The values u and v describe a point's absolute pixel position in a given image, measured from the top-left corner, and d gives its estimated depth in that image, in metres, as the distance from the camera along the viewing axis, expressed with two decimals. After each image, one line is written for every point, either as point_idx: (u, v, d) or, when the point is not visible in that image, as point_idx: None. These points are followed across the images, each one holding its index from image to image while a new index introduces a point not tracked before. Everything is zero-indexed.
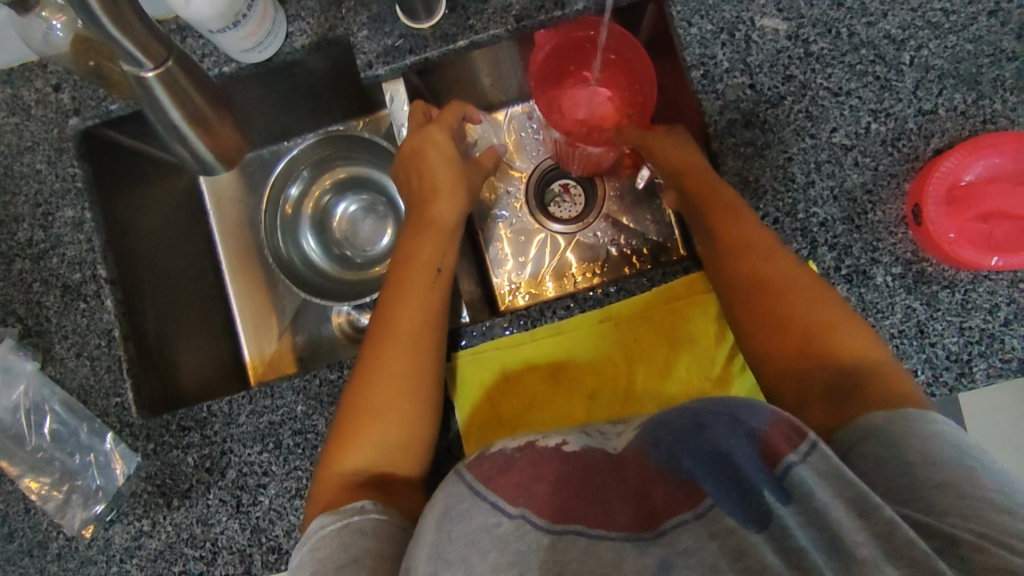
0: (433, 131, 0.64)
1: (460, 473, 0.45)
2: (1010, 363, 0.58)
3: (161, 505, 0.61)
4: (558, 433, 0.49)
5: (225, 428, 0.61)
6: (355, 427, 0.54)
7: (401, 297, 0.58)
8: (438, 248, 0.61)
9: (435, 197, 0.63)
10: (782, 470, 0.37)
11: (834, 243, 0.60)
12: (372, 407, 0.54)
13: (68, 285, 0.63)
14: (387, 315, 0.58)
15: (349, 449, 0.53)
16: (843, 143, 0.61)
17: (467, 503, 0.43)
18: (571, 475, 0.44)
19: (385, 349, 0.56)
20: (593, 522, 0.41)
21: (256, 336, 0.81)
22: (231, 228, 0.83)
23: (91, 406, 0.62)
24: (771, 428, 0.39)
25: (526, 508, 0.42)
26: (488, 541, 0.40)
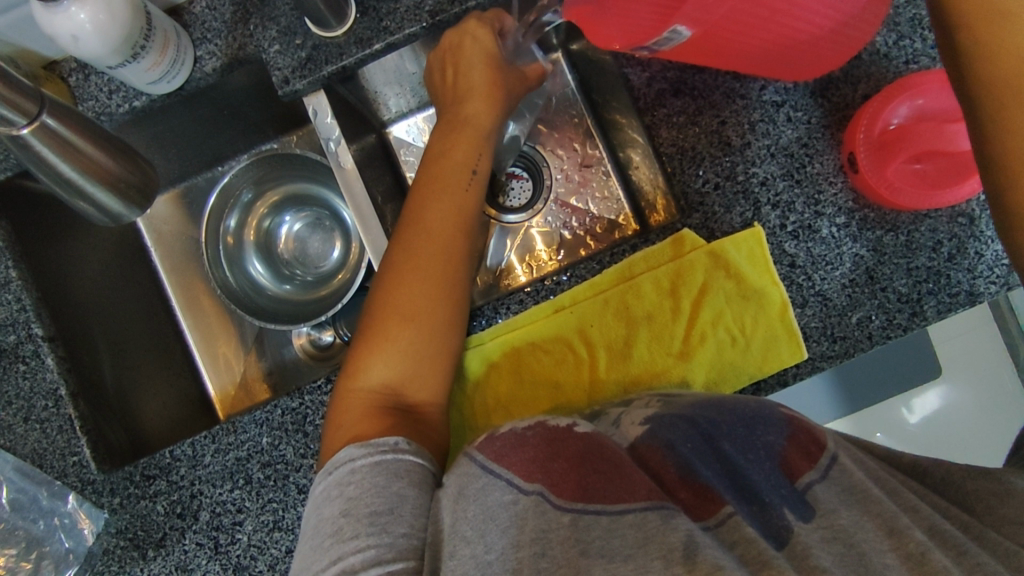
0: (473, 25, 0.59)
1: (472, 455, 0.45)
2: (957, 297, 0.59)
3: (137, 558, 0.59)
4: (568, 416, 0.47)
5: (192, 470, 0.60)
6: (389, 326, 0.54)
7: (436, 192, 0.59)
8: (473, 148, 0.61)
9: (468, 97, 0.62)
10: (804, 486, 0.43)
11: (776, 201, 0.60)
12: (406, 309, 0.54)
13: (4, 349, 0.60)
14: (417, 214, 0.58)
15: (376, 356, 0.54)
16: (774, 100, 0.60)
17: (481, 482, 0.43)
18: (587, 453, 0.43)
19: (417, 248, 0.56)
20: (612, 499, 0.41)
21: (218, 372, 0.79)
22: (176, 262, 0.81)
23: (48, 469, 0.60)
24: (789, 444, 0.45)
25: (543, 486, 0.42)
26: (506, 518, 0.41)
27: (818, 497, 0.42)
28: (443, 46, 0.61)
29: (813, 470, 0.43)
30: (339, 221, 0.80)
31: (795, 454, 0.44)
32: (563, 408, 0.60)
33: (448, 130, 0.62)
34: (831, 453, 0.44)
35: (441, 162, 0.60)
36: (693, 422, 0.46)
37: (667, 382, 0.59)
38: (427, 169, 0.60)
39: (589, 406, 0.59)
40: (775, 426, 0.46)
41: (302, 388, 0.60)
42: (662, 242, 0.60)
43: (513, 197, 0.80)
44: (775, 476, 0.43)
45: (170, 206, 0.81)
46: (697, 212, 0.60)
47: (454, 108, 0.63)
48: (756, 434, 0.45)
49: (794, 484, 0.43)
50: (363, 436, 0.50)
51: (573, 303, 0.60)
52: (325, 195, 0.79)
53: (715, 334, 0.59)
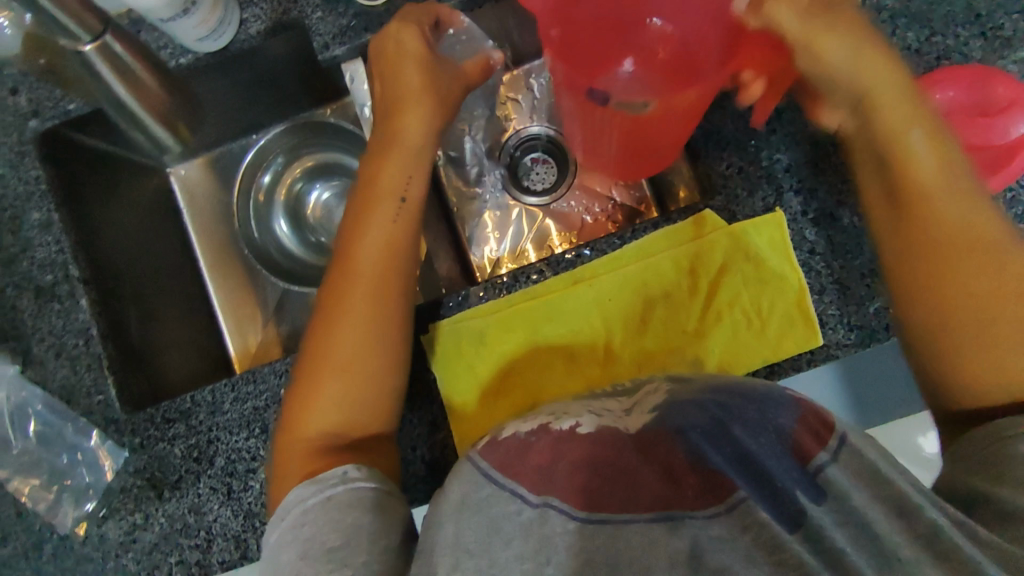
0: (400, 32, 0.59)
1: (475, 462, 0.46)
2: None
3: (152, 497, 0.61)
4: (572, 415, 0.48)
5: (210, 416, 0.62)
6: (328, 366, 0.54)
7: (369, 224, 0.58)
8: (402, 173, 0.59)
9: (401, 111, 0.60)
10: (816, 468, 0.38)
11: (799, 188, 0.60)
12: (344, 348, 0.54)
13: (40, 287, 0.62)
14: (346, 253, 0.57)
15: (314, 402, 0.54)
16: (801, 89, 0.61)
17: (486, 491, 0.43)
18: (592, 456, 0.43)
19: (349, 289, 0.56)
20: (618, 507, 0.41)
21: (240, 332, 0.81)
22: (205, 224, 0.83)
23: (75, 405, 0.62)
24: (798, 426, 0.41)
25: (548, 496, 0.41)
26: (510, 529, 0.41)
27: (830, 479, 0.38)
28: (376, 59, 0.61)
29: (823, 450, 0.39)
30: None
31: (808, 434, 0.40)
32: (577, 383, 0.61)
33: (376, 157, 0.60)
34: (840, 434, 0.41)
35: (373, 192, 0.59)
36: (709, 403, 0.44)
37: (683, 359, 0.60)
38: (359, 201, 0.59)
39: (602, 383, 0.60)
40: (789, 410, 0.43)
41: None
42: (683, 222, 0.61)
43: (535, 180, 0.82)
44: (785, 460, 0.39)
45: (204, 169, 0.84)
46: (720, 195, 0.61)
47: (379, 135, 0.61)
48: (766, 415, 0.43)
49: (805, 466, 0.38)
50: (314, 471, 0.50)
51: (592, 276, 0.61)
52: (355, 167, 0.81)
53: (732, 313, 0.60)
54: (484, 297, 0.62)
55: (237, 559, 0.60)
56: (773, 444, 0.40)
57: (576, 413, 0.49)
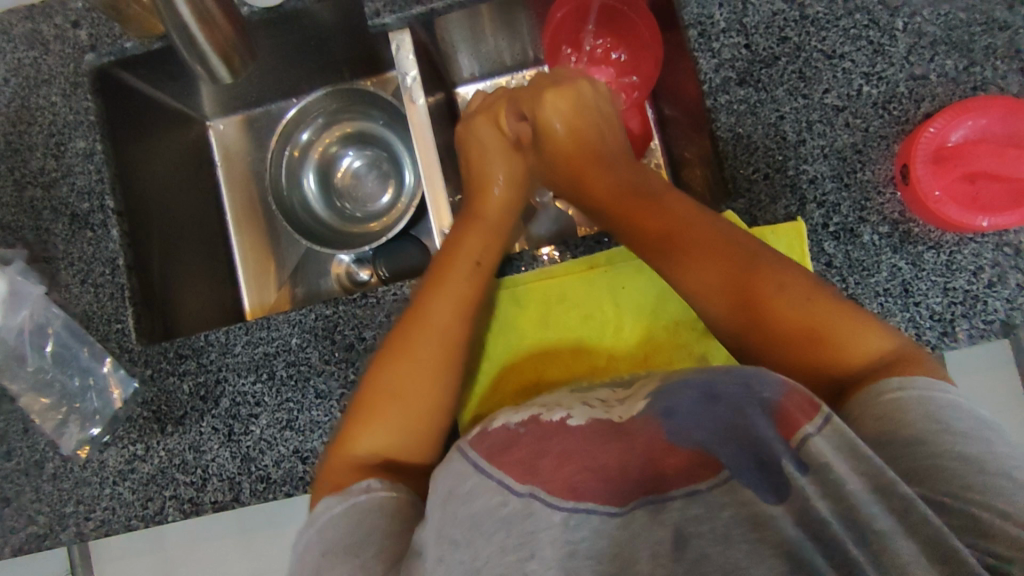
0: (479, 119, 0.69)
1: (465, 452, 0.47)
2: (992, 324, 0.59)
3: (155, 430, 0.62)
4: (563, 408, 0.50)
5: (221, 356, 0.63)
6: (375, 409, 0.54)
7: (445, 287, 0.58)
8: (482, 244, 0.62)
9: (489, 188, 0.66)
10: (800, 440, 0.41)
11: (822, 200, 0.61)
12: (399, 386, 0.54)
13: (75, 214, 0.64)
14: (418, 305, 0.58)
15: (364, 430, 0.53)
16: (834, 104, 0.62)
17: (470, 483, 0.45)
18: (574, 449, 0.46)
19: (417, 342, 0.56)
20: (601, 498, 0.44)
21: (258, 288, 0.84)
22: (237, 179, 0.86)
23: (93, 330, 0.64)
24: (786, 399, 0.42)
25: (534, 487, 0.44)
26: (493, 523, 0.43)
27: (814, 451, 0.40)
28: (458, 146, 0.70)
29: (809, 424, 0.41)
30: (396, 166, 0.84)
31: (795, 404, 0.42)
32: (578, 374, 0.61)
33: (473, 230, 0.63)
34: (825, 411, 0.42)
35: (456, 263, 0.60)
36: (696, 383, 0.46)
37: (687, 354, 0.60)
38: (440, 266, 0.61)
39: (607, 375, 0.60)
40: (768, 378, 0.43)
41: (337, 299, 0.63)
42: None
43: None
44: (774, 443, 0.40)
45: (240, 128, 0.86)
46: (743, 197, 0.62)
47: (468, 209, 0.66)
48: (752, 391, 0.43)
49: (787, 438, 0.41)
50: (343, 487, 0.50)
51: (609, 263, 0.62)
52: (389, 138, 0.83)
53: None
54: (503, 271, 0.64)
55: (229, 502, 0.61)
56: (765, 421, 0.42)
57: (568, 406, 0.50)
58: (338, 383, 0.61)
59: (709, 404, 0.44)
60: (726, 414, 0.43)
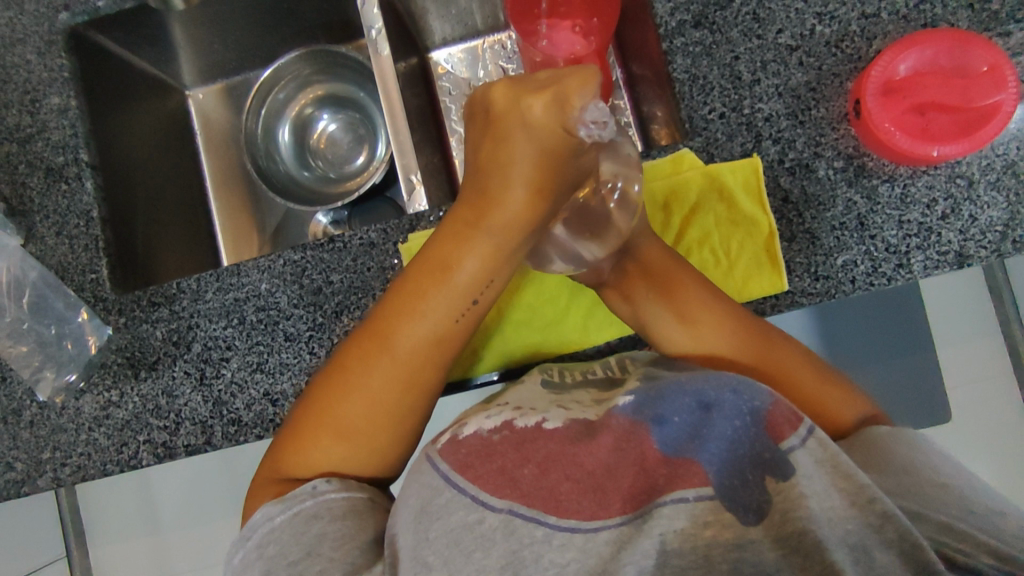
0: (532, 98, 0.44)
1: (436, 464, 0.48)
2: (946, 256, 0.60)
3: (129, 376, 0.64)
4: (538, 413, 0.51)
5: (193, 303, 0.64)
6: (326, 424, 0.52)
7: (422, 313, 0.52)
8: (483, 270, 0.52)
9: (513, 182, 0.49)
10: (787, 448, 0.43)
11: (777, 137, 0.62)
12: (348, 422, 0.52)
13: (51, 167, 0.66)
14: (388, 330, 0.52)
15: (312, 452, 0.52)
16: (788, 44, 0.63)
17: (445, 497, 0.46)
18: (554, 457, 0.46)
19: (377, 380, 0.52)
20: (586, 515, 0.43)
21: (236, 252, 0.86)
22: (216, 145, 0.89)
23: (69, 281, 0.65)
24: (776, 409, 0.44)
25: (513, 503, 0.45)
26: (470, 541, 0.44)
27: (798, 460, 0.42)
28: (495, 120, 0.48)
29: (795, 435, 0.43)
30: (369, 129, 0.86)
31: (783, 417, 0.44)
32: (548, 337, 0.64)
33: (452, 236, 0.52)
34: (808, 424, 0.44)
35: (441, 276, 0.52)
36: (690, 389, 0.46)
37: None
38: (424, 279, 0.52)
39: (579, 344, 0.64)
40: (755, 389, 0.46)
41: (305, 245, 0.64)
42: (663, 159, 0.64)
43: None
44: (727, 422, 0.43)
45: (220, 97, 0.89)
46: (700, 135, 0.63)
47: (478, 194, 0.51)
48: (740, 398, 0.45)
49: (777, 444, 0.43)
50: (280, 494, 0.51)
51: None
52: (361, 101, 0.85)
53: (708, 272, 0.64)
54: None
55: (201, 445, 0.63)
56: (756, 431, 0.44)
57: (544, 409, 0.52)
58: (306, 325, 0.63)
59: (700, 412, 0.45)
60: (717, 425, 0.44)
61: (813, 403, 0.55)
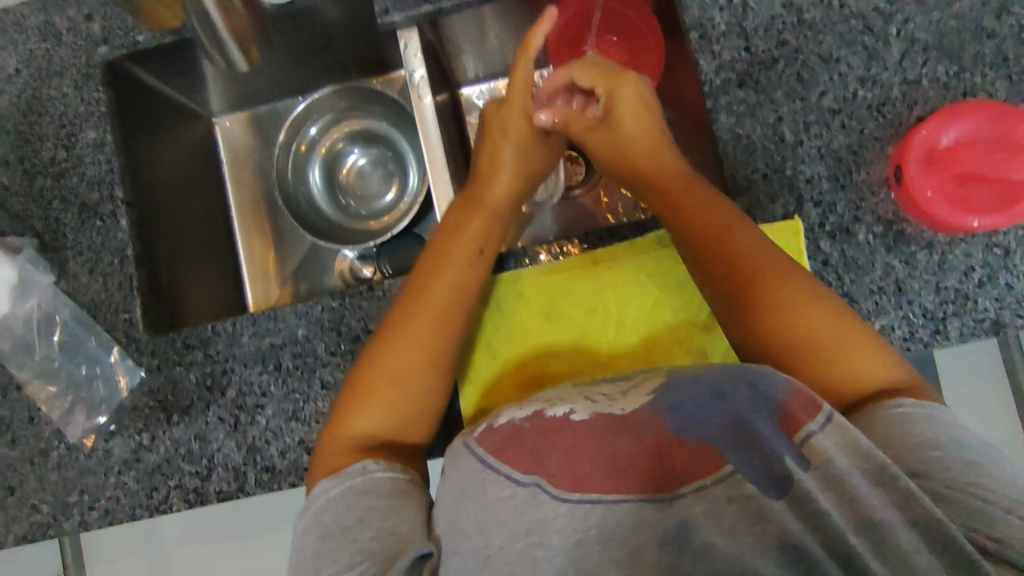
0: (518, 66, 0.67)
1: (472, 447, 0.49)
2: (982, 323, 0.61)
3: (161, 420, 0.63)
4: (566, 402, 0.50)
5: (228, 347, 0.63)
6: (377, 383, 0.54)
7: (446, 265, 0.59)
8: (485, 230, 0.62)
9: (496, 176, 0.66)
10: (804, 437, 0.43)
11: (819, 200, 0.63)
12: (396, 370, 0.55)
13: (85, 203, 0.65)
14: (418, 286, 0.58)
15: (364, 408, 0.54)
16: (831, 106, 0.64)
17: (481, 476, 0.47)
18: (582, 441, 0.46)
19: (416, 330, 0.56)
20: (609, 488, 0.44)
21: (261, 283, 0.85)
22: (242, 176, 0.87)
23: (101, 320, 0.64)
24: (789, 398, 0.44)
25: (540, 478, 0.45)
26: (505, 514, 0.45)
27: (817, 448, 0.42)
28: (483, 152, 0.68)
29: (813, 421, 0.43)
30: (400, 165, 0.85)
31: (799, 405, 0.44)
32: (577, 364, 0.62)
33: (461, 213, 0.63)
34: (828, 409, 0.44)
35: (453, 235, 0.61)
36: (704, 381, 0.47)
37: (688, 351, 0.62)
38: (440, 244, 0.61)
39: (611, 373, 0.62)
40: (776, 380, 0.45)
41: (344, 291, 0.64)
42: None
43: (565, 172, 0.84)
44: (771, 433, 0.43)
45: (246, 124, 0.87)
46: (743, 195, 0.63)
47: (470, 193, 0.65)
48: (757, 390, 0.45)
49: (792, 437, 0.43)
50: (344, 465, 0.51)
51: (610, 259, 0.64)
52: (393, 137, 0.84)
53: None
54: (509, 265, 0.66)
55: (234, 491, 0.62)
56: (769, 420, 0.44)
57: (571, 400, 0.50)
58: (342, 374, 0.62)
59: (715, 401, 0.45)
60: (731, 411, 0.44)
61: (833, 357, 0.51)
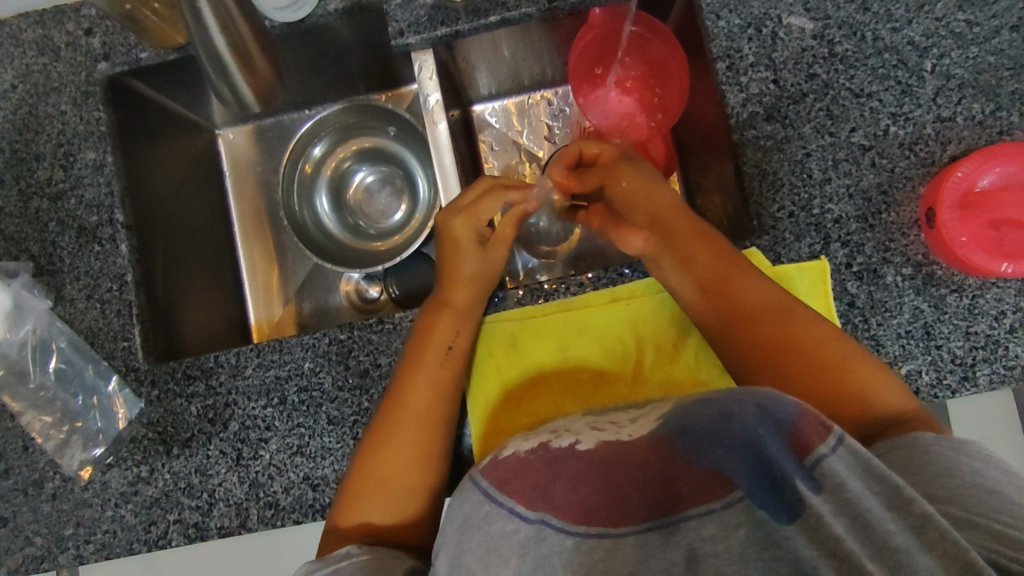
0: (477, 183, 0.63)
1: (476, 480, 0.47)
2: (1012, 370, 0.59)
3: (160, 452, 0.61)
4: (572, 434, 0.49)
5: (231, 379, 0.61)
6: (370, 481, 0.54)
7: (419, 370, 0.57)
8: (456, 325, 0.59)
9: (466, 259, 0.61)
10: (814, 460, 0.36)
11: (846, 240, 0.61)
12: (386, 468, 0.54)
13: (84, 227, 0.63)
14: (398, 392, 0.56)
15: (363, 503, 0.53)
16: (862, 143, 0.61)
17: (483, 509, 0.44)
18: (589, 471, 0.44)
19: (399, 433, 0.55)
20: (615, 520, 0.42)
21: (264, 302, 0.82)
22: (246, 192, 0.84)
23: (98, 347, 0.62)
24: (801, 418, 0.38)
25: (545, 513, 0.43)
26: (508, 547, 0.42)
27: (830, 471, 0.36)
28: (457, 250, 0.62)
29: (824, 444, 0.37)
30: (409, 183, 0.83)
31: (809, 426, 0.37)
32: (591, 397, 0.60)
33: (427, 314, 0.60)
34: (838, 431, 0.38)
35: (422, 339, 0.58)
36: (716, 404, 0.42)
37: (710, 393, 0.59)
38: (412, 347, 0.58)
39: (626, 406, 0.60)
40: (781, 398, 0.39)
41: (352, 323, 0.61)
42: None
43: None
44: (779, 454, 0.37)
45: (251, 137, 0.85)
46: (768, 234, 0.61)
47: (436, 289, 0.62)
48: (766, 411, 0.39)
49: (801, 458, 0.37)
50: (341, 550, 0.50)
51: (630, 296, 0.61)
52: (403, 154, 0.82)
53: None
54: (521, 300, 0.63)
55: (235, 528, 0.60)
56: (778, 442, 0.37)
57: (578, 431, 0.50)
58: (350, 409, 0.60)
59: (721, 426, 0.40)
60: (739, 434, 0.38)
61: (851, 389, 0.50)
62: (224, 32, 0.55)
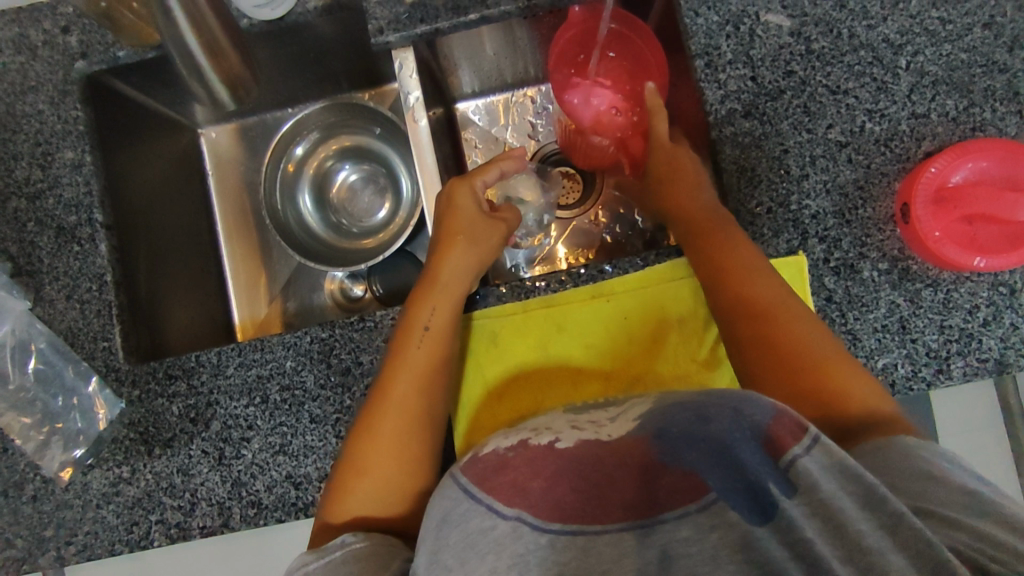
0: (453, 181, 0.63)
1: (455, 476, 0.46)
2: (985, 363, 0.60)
3: (142, 452, 0.61)
4: (552, 431, 0.48)
5: (213, 378, 0.61)
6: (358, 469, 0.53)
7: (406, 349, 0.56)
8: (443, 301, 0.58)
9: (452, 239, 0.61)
10: (788, 461, 0.37)
11: (824, 235, 0.61)
12: (375, 456, 0.53)
13: (62, 227, 0.63)
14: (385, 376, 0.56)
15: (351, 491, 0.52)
16: (838, 139, 0.62)
17: (465, 506, 0.43)
18: (565, 470, 0.44)
19: (389, 414, 0.54)
20: (590, 519, 0.42)
21: (248, 301, 0.81)
22: (229, 191, 0.84)
23: (79, 348, 0.62)
24: (775, 422, 0.38)
25: (522, 511, 0.42)
26: (485, 544, 0.41)
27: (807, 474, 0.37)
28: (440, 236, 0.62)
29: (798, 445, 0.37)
30: (392, 181, 0.83)
31: (784, 428, 0.38)
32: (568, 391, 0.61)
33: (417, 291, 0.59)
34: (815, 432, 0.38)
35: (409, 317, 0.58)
36: (689, 406, 0.43)
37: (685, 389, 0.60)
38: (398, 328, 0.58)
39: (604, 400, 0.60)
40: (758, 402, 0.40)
41: (333, 322, 0.61)
42: None
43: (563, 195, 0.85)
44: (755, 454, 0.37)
45: (234, 136, 0.84)
46: (747, 229, 0.62)
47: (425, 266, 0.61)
48: (741, 414, 0.39)
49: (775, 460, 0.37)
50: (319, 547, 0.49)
51: (610, 292, 0.61)
52: (385, 153, 0.82)
53: None
54: (502, 298, 0.62)
55: (218, 527, 0.59)
56: (752, 447, 0.38)
57: (558, 429, 0.49)
58: (332, 407, 0.60)
59: (699, 426, 0.40)
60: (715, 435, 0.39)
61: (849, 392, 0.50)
62: (196, 26, 0.54)
